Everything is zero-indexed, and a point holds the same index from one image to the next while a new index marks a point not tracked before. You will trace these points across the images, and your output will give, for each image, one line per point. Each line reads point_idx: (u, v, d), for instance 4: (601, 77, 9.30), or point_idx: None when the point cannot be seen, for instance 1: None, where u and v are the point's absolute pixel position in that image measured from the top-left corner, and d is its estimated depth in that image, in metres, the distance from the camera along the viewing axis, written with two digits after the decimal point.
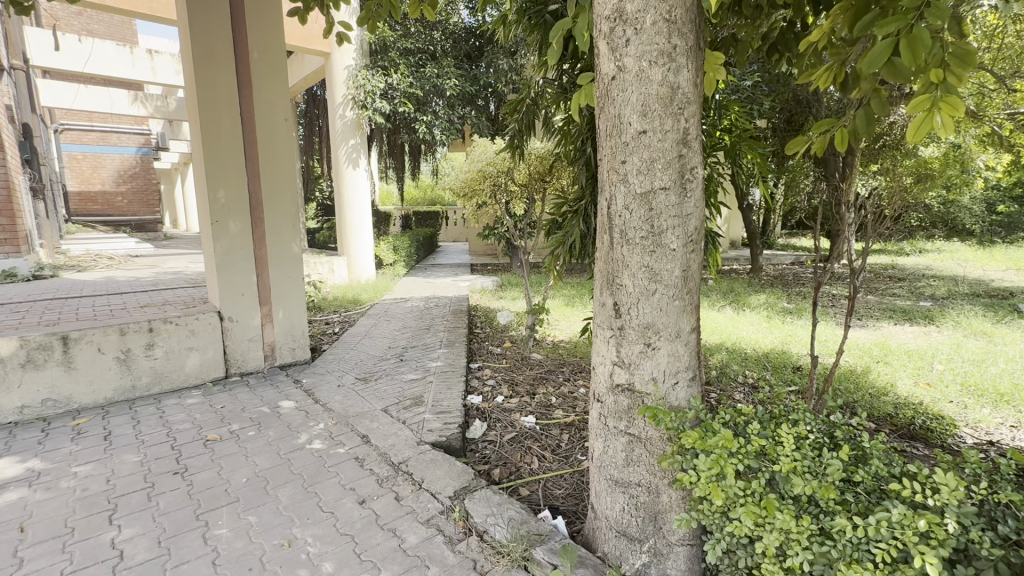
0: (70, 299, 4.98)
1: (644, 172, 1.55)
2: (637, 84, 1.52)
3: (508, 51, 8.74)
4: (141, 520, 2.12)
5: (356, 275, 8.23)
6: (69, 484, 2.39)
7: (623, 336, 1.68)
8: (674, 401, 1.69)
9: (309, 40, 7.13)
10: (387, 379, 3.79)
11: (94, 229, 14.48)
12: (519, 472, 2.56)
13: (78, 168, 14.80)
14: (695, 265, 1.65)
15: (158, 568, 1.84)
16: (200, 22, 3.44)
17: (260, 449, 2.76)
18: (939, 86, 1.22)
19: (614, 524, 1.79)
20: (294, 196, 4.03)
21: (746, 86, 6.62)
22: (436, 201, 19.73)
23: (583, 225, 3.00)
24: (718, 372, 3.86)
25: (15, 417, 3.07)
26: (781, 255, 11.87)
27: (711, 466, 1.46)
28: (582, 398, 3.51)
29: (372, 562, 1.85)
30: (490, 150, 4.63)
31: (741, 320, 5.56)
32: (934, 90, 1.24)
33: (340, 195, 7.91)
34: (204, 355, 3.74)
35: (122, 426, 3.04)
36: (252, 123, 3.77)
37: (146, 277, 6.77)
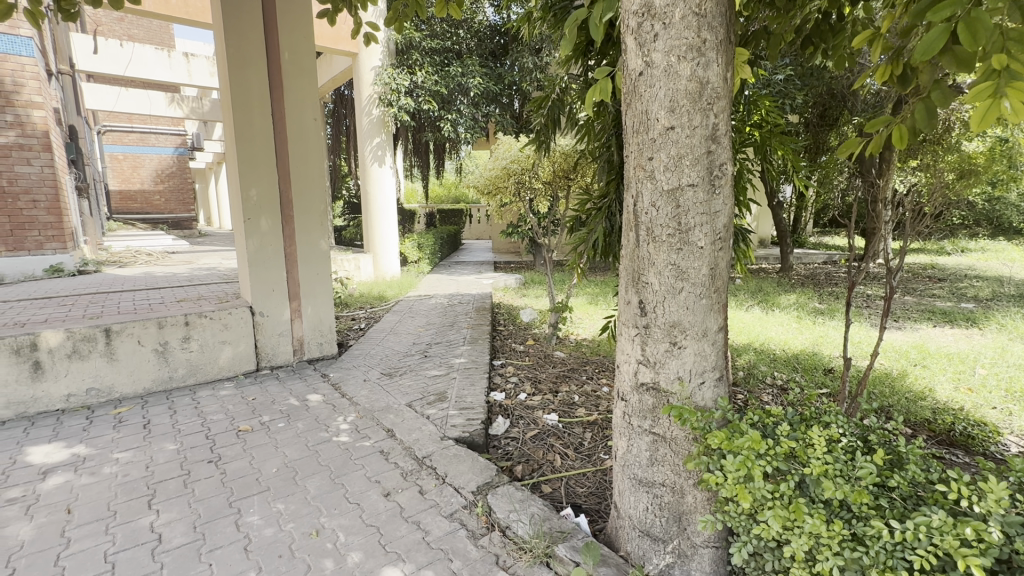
0: (111, 293, 5.18)
1: (672, 169, 1.53)
2: (664, 80, 1.50)
3: (533, 49, 8.68)
4: (177, 505, 2.21)
5: (381, 272, 8.34)
6: (111, 470, 2.50)
7: (648, 334, 1.66)
8: (701, 401, 1.67)
9: (338, 40, 7.28)
10: (412, 374, 3.85)
11: (134, 227, 15.08)
12: (541, 469, 2.57)
13: (119, 168, 15.48)
14: (723, 264, 1.62)
15: (194, 552, 1.91)
16: (234, 24, 3.54)
17: (289, 440, 2.84)
18: (1003, 72, 1.15)
19: (638, 524, 1.78)
20: (322, 194, 4.12)
21: (777, 80, 6.43)
22: (460, 198, 19.83)
23: (608, 222, 2.98)
24: (746, 373, 3.79)
25: (62, 405, 3.24)
26: (813, 254, 11.52)
27: (738, 466, 1.44)
28: (605, 397, 3.48)
29: (397, 554, 1.89)
30: (515, 148, 4.62)
31: (770, 321, 5.42)
32: (997, 77, 1.17)
33: (366, 194, 8.05)
34: (237, 349, 3.86)
35: (160, 415, 3.18)
36: (283, 123, 3.86)
37: (182, 273, 7.01)
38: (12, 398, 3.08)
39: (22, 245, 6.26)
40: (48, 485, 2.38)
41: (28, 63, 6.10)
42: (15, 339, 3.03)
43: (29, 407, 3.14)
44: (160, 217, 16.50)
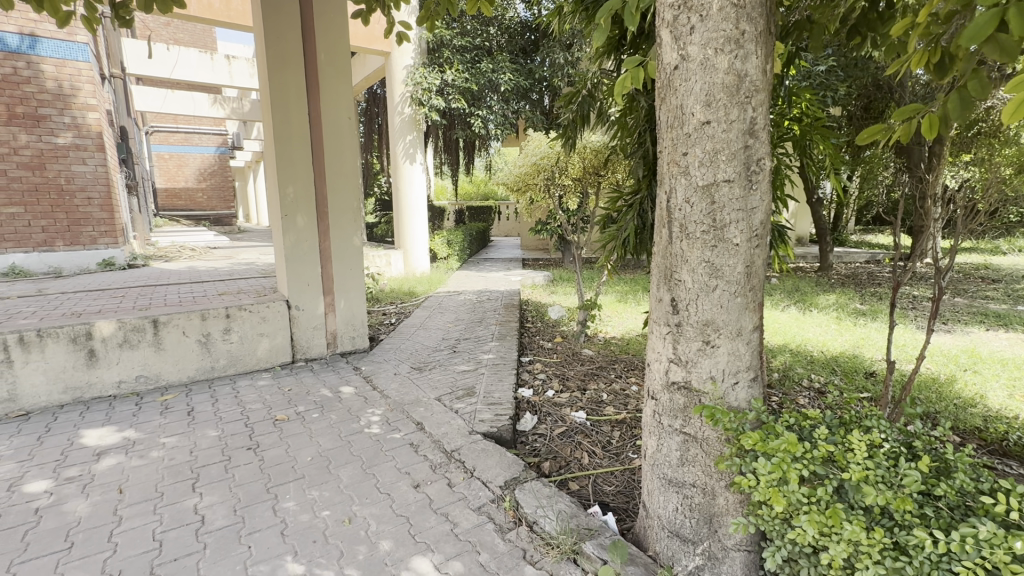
0: (157, 287, 5.43)
1: (707, 164, 1.50)
2: (701, 73, 1.47)
3: (565, 45, 8.60)
4: (219, 489, 2.31)
5: (411, 267, 8.46)
6: (159, 454, 2.64)
7: (680, 333, 1.64)
8: (734, 401, 1.64)
9: (371, 40, 7.43)
10: (441, 369, 3.91)
11: (179, 223, 15.76)
12: (569, 466, 2.57)
13: (166, 167, 16.23)
14: (760, 261, 1.58)
15: (234, 534, 2.00)
16: (273, 26, 3.66)
17: (323, 430, 2.92)
18: None
19: (667, 525, 1.76)
20: (356, 191, 4.22)
21: (818, 72, 6.22)
22: (489, 195, 19.89)
23: (639, 219, 2.95)
24: (781, 375, 3.68)
25: (114, 391, 3.43)
26: (855, 253, 11.04)
27: (773, 469, 1.40)
28: (634, 396, 3.45)
29: (426, 544, 1.92)
30: (544, 144, 4.61)
31: (807, 321, 5.25)
32: None
33: (398, 191, 8.18)
34: (274, 341, 4.00)
35: (203, 403, 3.32)
36: (319, 121, 3.96)
37: (223, 268, 7.28)
38: (69, 383, 3.28)
39: (77, 240, 6.61)
40: (102, 466, 2.52)
41: (84, 68, 6.46)
42: (73, 328, 3.23)
43: (85, 392, 3.33)
44: (202, 214, 17.19)
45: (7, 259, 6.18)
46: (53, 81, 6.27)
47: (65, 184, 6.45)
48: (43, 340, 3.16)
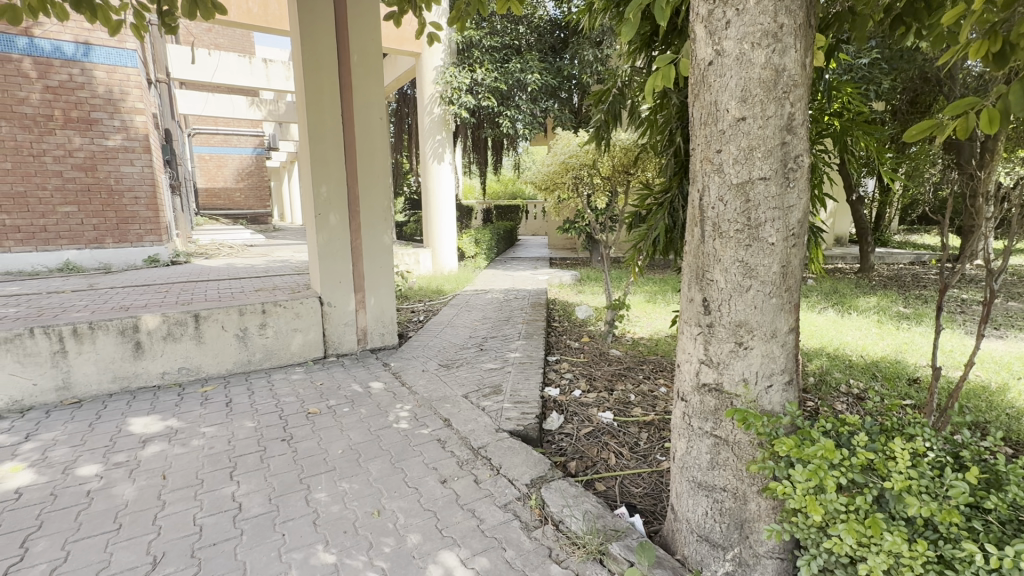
0: (198, 283, 5.65)
1: (742, 162, 1.47)
2: (737, 69, 1.44)
3: (594, 42, 8.52)
4: (255, 478, 2.40)
5: (439, 266, 8.55)
6: (199, 442, 2.76)
7: (712, 334, 1.61)
8: (767, 405, 1.59)
9: (402, 41, 7.56)
10: (468, 366, 3.94)
11: (218, 221, 16.37)
12: (596, 467, 2.55)
13: (206, 167, 16.89)
14: (797, 261, 1.54)
15: (269, 522, 2.07)
16: (309, 29, 3.76)
17: (353, 424, 2.99)
18: None
19: (696, 529, 1.73)
20: (386, 190, 4.29)
21: (860, 66, 6.02)
22: (517, 194, 19.92)
23: (670, 218, 2.91)
24: (817, 380, 3.56)
25: (158, 381, 3.59)
26: (898, 253, 10.56)
27: (808, 476, 1.36)
28: (663, 398, 3.40)
29: (453, 538, 1.95)
30: (573, 143, 4.59)
31: (846, 324, 5.05)
32: None
33: (426, 190, 8.28)
34: (307, 336, 4.11)
35: (240, 395, 3.45)
36: (352, 122, 4.05)
37: (259, 265, 7.51)
38: (117, 373, 3.45)
39: (125, 238, 6.95)
40: (147, 453, 2.65)
41: (133, 73, 6.79)
42: (121, 321, 3.40)
43: (131, 382, 3.50)
44: (240, 213, 17.82)
45: (61, 255, 6.52)
46: (104, 87, 6.62)
47: (114, 184, 6.79)
48: (94, 332, 3.34)
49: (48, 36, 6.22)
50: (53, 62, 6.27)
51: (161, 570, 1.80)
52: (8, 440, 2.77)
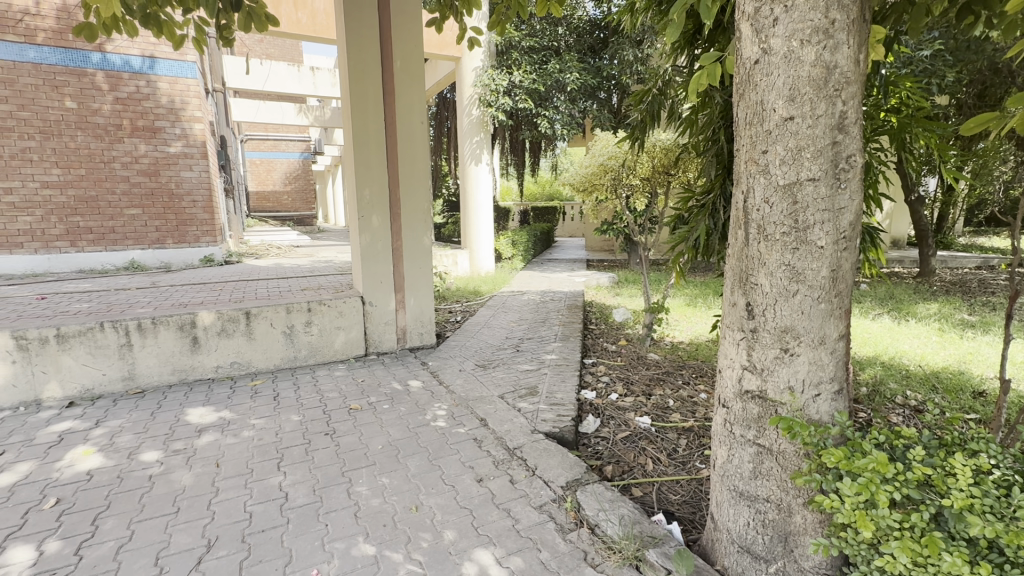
0: (249, 281, 5.95)
1: (789, 163, 1.42)
2: (784, 68, 1.39)
3: (635, 41, 8.41)
4: (300, 469, 2.50)
5: (477, 267, 8.63)
6: (250, 434, 2.90)
7: (755, 339, 1.56)
8: (814, 414, 1.53)
9: (443, 47, 7.72)
10: (504, 367, 3.97)
11: (267, 223, 17.15)
12: (632, 471, 2.52)
13: (257, 172, 17.72)
14: (848, 265, 1.48)
15: (313, 512, 2.15)
16: (354, 39, 3.89)
17: (392, 421, 3.07)
18: None
19: (737, 539, 1.68)
20: (426, 193, 4.38)
21: (921, 58, 5.72)
22: (555, 195, 19.89)
23: (711, 220, 2.84)
24: (870, 390, 3.37)
25: (212, 374, 3.80)
26: (964, 257, 9.86)
27: (858, 490, 1.30)
28: (703, 404, 3.31)
29: (488, 537, 1.97)
30: (612, 144, 4.55)
31: (902, 332, 4.77)
32: None
33: (465, 192, 8.38)
34: (350, 334, 4.25)
35: (287, 389, 3.61)
36: (394, 127, 4.16)
37: (305, 265, 7.82)
38: (176, 366, 3.68)
39: (184, 239, 7.39)
40: (203, 442, 2.81)
41: (192, 84, 7.21)
42: (180, 317, 3.62)
43: (189, 374, 3.72)
44: (287, 215, 18.60)
45: (127, 255, 6.98)
46: (166, 97, 7.07)
47: (175, 188, 7.23)
48: (156, 327, 3.57)
49: (119, 50, 6.70)
50: (123, 75, 6.74)
51: (214, 553, 1.90)
52: (82, 426, 3.00)
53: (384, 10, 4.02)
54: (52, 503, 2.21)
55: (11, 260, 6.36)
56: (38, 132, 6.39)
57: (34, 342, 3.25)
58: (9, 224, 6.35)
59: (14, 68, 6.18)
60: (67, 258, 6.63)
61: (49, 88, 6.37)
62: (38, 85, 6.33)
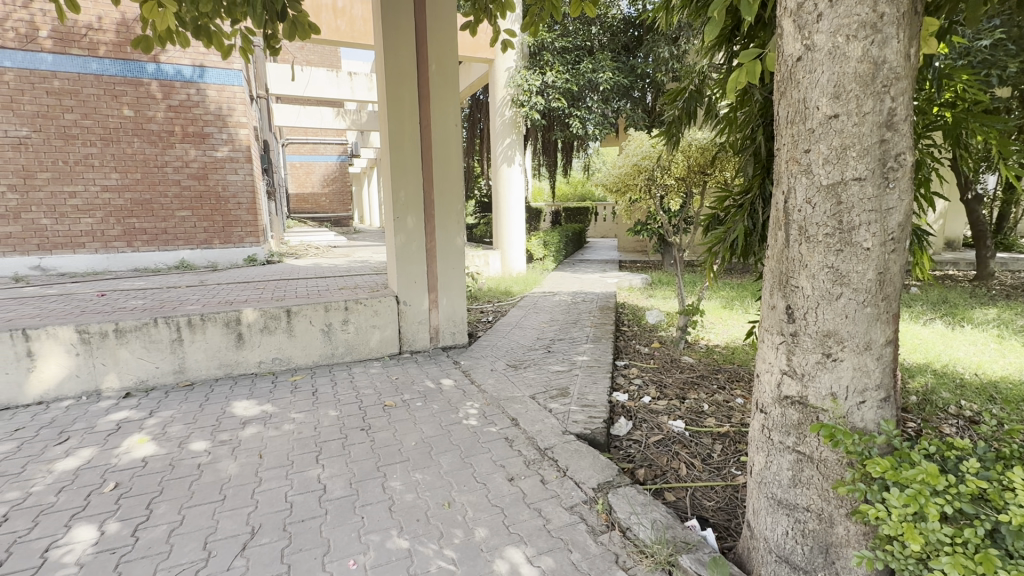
0: (290, 280, 6.18)
1: (834, 162, 1.38)
2: (828, 64, 1.35)
3: (670, 38, 8.27)
4: (338, 463, 2.59)
5: (508, 267, 8.67)
6: (291, 427, 3.02)
7: (796, 344, 1.52)
8: (859, 422, 1.48)
9: (477, 49, 7.82)
10: (535, 368, 3.98)
11: (306, 224, 17.75)
12: (666, 476, 2.48)
13: (297, 174, 18.39)
14: (896, 268, 1.42)
15: (350, 504, 2.22)
16: (391, 43, 3.99)
17: (426, 418, 3.13)
18: None
19: (774, 548, 1.64)
20: (459, 194, 4.43)
21: (980, 49, 5.41)
22: (586, 195, 19.76)
23: (749, 220, 2.77)
24: (920, 399, 3.21)
25: (255, 369, 3.96)
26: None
27: (906, 501, 1.25)
28: (739, 409, 3.23)
29: (519, 536, 1.99)
30: (646, 143, 4.49)
31: (957, 339, 4.51)
32: None
33: (497, 193, 8.42)
34: (384, 333, 4.35)
35: (325, 385, 3.73)
36: (429, 129, 4.23)
37: (342, 265, 8.04)
38: (223, 360, 3.86)
39: (230, 239, 7.73)
40: (247, 433, 2.94)
41: (238, 91, 7.54)
42: (226, 314, 3.79)
43: (234, 368, 3.90)
44: (325, 216, 19.17)
45: (177, 254, 7.36)
46: (215, 104, 7.41)
47: (222, 191, 7.58)
48: (205, 323, 3.76)
49: (171, 61, 7.07)
50: (175, 84, 7.12)
51: (258, 539, 1.99)
52: (137, 415, 3.19)
53: (420, 13, 4.09)
54: (111, 486, 2.36)
55: (74, 259, 6.81)
56: (99, 139, 6.82)
57: (95, 336, 3.47)
58: (73, 226, 6.80)
59: (78, 80, 6.61)
60: (124, 258, 7.06)
61: (109, 97, 6.79)
62: (100, 94, 6.75)
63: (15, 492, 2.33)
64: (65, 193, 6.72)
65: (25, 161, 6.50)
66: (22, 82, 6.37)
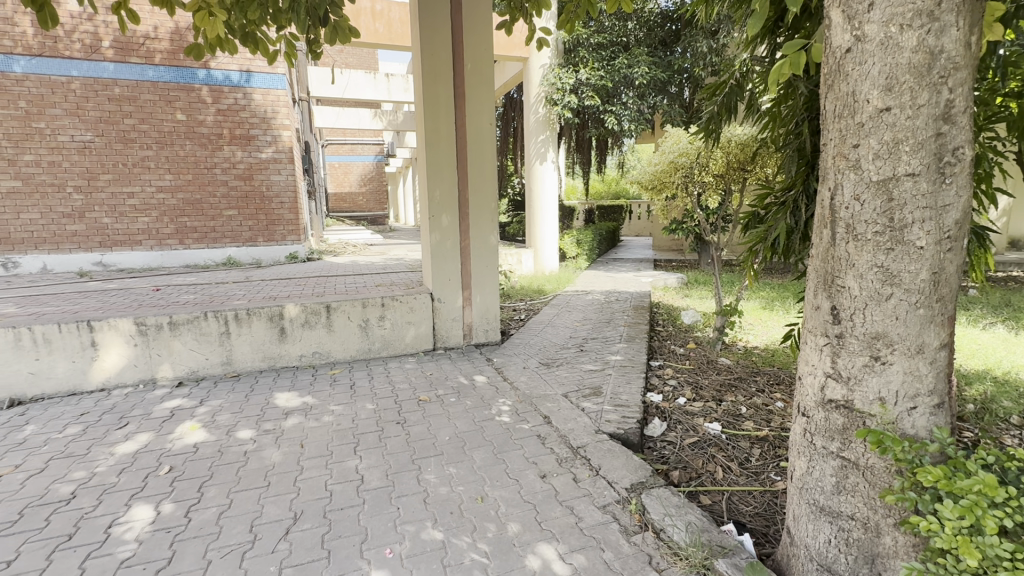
0: (329, 277, 6.38)
1: (885, 157, 1.32)
2: (880, 56, 1.29)
3: (710, 31, 8.05)
4: (374, 455, 2.66)
5: (541, 265, 8.66)
6: (330, 418, 3.12)
7: (842, 346, 1.47)
8: (909, 429, 1.41)
9: (511, 48, 7.88)
10: (568, 366, 3.97)
11: (344, 222, 18.26)
12: (701, 479, 2.44)
13: (336, 174, 18.95)
14: (953, 267, 1.35)
15: (386, 495, 2.28)
16: (429, 44, 4.06)
17: (459, 414, 3.18)
18: None
19: (816, 556, 1.59)
20: (493, 192, 4.46)
21: None
22: (621, 193, 19.52)
23: (792, 218, 2.68)
24: (978, 408, 3.02)
25: (297, 362, 4.12)
26: None
27: (961, 513, 1.20)
28: (779, 413, 3.13)
29: (552, 533, 2.00)
30: (683, 140, 4.40)
31: (1020, 345, 4.23)
32: None
33: (531, 191, 8.42)
34: (419, 329, 4.44)
35: (362, 379, 3.84)
36: (464, 128, 4.28)
37: (378, 262, 8.23)
38: (266, 353, 4.02)
39: (273, 237, 8.03)
40: (289, 423, 3.06)
41: (281, 95, 7.82)
42: (270, 309, 3.95)
43: (277, 361, 4.06)
44: (362, 214, 19.65)
45: (225, 252, 7.72)
46: (260, 107, 7.71)
47: (266, 191, 7.88)
48: (250, 317, 3.93)
49: (221, 67, 7.40)
50: (224, 89, 7.45)
51: (300, 525, 2.08)
52: (189, 404, 3.37)
53: (457, 14, 4.14)
54: (166, 470, 2.51)
55: (132, 256, 7.25)
56: (155, 142, 7.21)
57: (152, 328, 3.68)
58: (131, 224, 7.24)
59: (137, 86, 7.02)
60: (176, 254, 7.45)
61: (164, 102, 7.16)
62: (156, 100, 7.14)
63: (80, 472, 2.50)
64: (124, 193, 7.15)
65: (89, 164, 6.96)
66: (87, 90, 6.81)
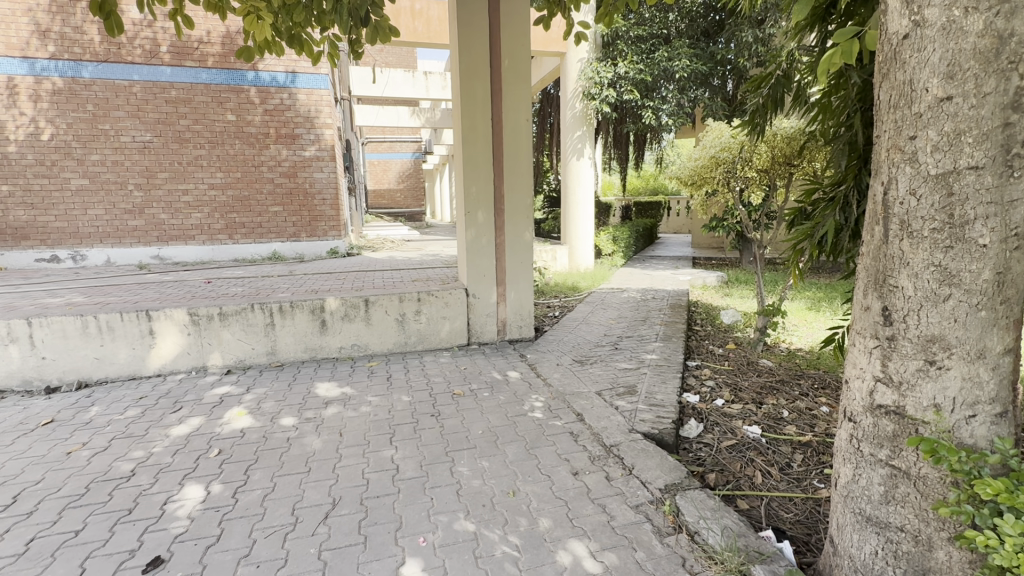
0: (367, 272, 6.54)
1: (945, 149, 1.24)
2: (941, 42, 1.21)
3: (755, 20, 7.74)
4: (409, 445, 2.72)
5: (576, 262, 8.58)
6: (367, 409, 3.21)
7: (893, 349, 1.39)
8: (967, 438, 1.33)
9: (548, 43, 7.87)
10: (602, 364, 3.94)
11: (382, 219, 18.68)
12: (738, 482, 2.37)
13: (375, 172, 19.39)
14: (1019, 267, 1.26)
15: (420, 485, 2.34)
16: (467, 42, 4.09)
17: (492, 408, 3.21)
18: None
19: (860, 568, 1.53)
20: (529, 188, 4.46)
21: None
22: (659, 190, 19.12)
23: (842, 215, 2.56)
24: None
25: (336, 353, 4.25)
26: None
27: None
28: (823, 418, 3.01)
29: (583, 530, 1.99)
30: (727, 133, 4.20)
31: None
32: None
33: (567, 187, 8.36)
34: (454, 324, 4.50)
35: (398, 372, 3.93)
36: (500, 125, 4.29)
37: (415, 258, 8.39)
38: (308, 344, 4.17)
39: (315, 233, 8.30)
40: (329, 412, 3.17)
41: (324, 94, 8.06)
42: (312, 302, 4.10)
43: (318, 352, 4.20)
44: (400, 211, 20.07)
45: (270, 246, 8.04)
46: (304, 107, 7.97)
47: (309, 188, 8.15)
48: (293, 310, 4.08)
49: (268, 68, 7.69)
50: (271, 90, 7.74)
51: (338, 510, 2.15)
52: (236, 391, 3.55)
53: (495, 11, 4.15)
54: (216, 452, 2.66)
55: (186, 250, 7.65)
56: (207, 142, 7.58)
57: (203, 319, 3.89)
58: (185, 220, 7.64)
59: (191, 89, 7.38)
60: (226, 249, 7.82)
61: (216, 104, 7.51)
62: (209, 102, 7.49)
63: (139, 452, 2.68)
64: (180, 190, 7.56)
65: (148, 163, 7.39)
66: (146, 93, 7.23)
